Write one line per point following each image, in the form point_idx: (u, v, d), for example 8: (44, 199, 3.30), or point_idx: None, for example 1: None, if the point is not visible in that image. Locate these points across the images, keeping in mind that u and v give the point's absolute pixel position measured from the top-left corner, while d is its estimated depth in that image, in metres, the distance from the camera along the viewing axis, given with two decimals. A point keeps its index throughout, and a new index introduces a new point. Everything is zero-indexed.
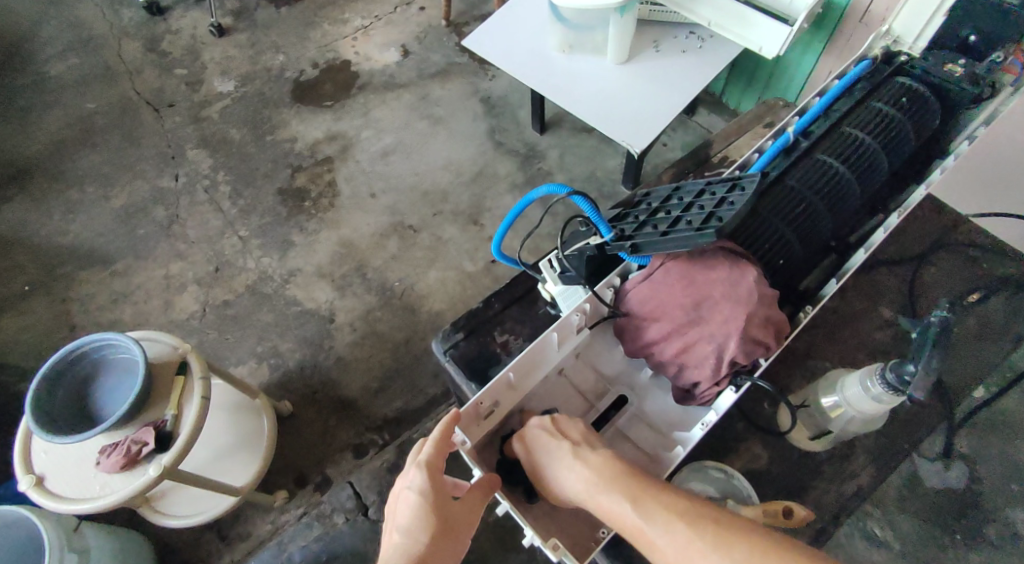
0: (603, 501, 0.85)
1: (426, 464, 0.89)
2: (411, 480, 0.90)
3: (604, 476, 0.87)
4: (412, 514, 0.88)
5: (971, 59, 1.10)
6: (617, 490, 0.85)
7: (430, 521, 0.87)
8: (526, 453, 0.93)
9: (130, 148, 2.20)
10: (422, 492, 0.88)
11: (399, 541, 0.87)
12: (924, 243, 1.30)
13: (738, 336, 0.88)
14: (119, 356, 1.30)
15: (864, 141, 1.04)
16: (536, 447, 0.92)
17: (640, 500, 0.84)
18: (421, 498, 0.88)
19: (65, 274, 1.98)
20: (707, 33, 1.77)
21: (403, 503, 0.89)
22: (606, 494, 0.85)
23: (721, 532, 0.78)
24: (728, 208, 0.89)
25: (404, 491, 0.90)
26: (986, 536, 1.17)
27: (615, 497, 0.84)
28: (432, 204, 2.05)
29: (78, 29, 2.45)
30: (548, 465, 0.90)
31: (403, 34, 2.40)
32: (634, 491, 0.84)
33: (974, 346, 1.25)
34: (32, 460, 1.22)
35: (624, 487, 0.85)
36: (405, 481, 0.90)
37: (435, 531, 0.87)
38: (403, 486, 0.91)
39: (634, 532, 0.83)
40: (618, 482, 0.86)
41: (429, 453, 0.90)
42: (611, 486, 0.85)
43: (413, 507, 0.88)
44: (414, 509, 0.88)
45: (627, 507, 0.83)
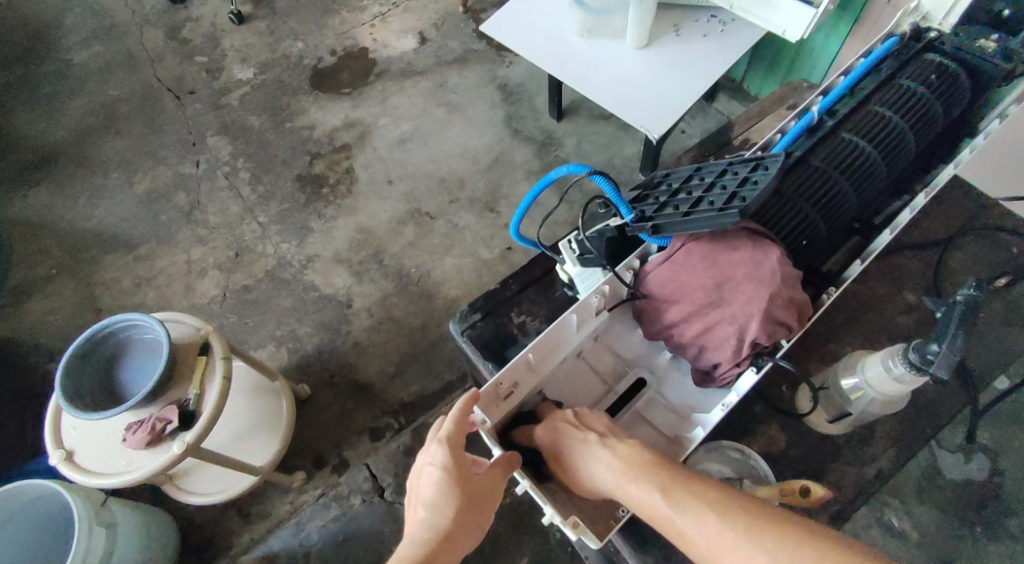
0: (633, 491, 0.86)
1: (447, 441, 0.90)
2: (434, 457, 0.90)
3: (632, 468, 0.87)
4: (436, 489, 0.89)
5: (1006, 34, 1.07)
6: (646, 482, 0.85)
7: (454, 495, 0.88)
8: (551, 442, 0.93)
9: (152, 135, 2.22)
10: (445, 468, 0.89)
11: (424, 516, 0.88)
12: (951, 227, 1.27)
13: (760, 316, 0.87)
14: (144, 336, 1.32)
15: (892, 120, 1.03)
16: (559, 439, 0.93)
17: (669, 492, 0.84)
18: (444, 474, 0.89)
19: (89, 258, 2.02)
20: (728, 17, 1.75)
21: (426, 479, 0.90)
22: (637, 486, 0.85)
23: (754, 524, 0.79)
24: (752, 187, 0.88)
25: (426, 467, 0.91)
26: (1009, 527, 1.16)
27: (645, 488, 0.85)
28: (449, 191, 2.06)
29: (100, 17, 2.47)
30: (575, 455, 0.91)
31: (420, 21, 2.40)
32: (662, 483, 0.85)
33: (1003, 331, 1.19)
34: (61, 435, 1.25)
35: (653, 476, 0.86)
36: (427, 458, 0.91)
37: (459, 505, 0.88)
38: (425, 463, 0.92)
39: (663, 521, 0.84)
40: (646, 474, 0.86)
41: (449, 430, 0.90)
42: (641, 477, 0.86)
43: (437, 483, 0.89)
44: (438, 485, 0.89)
45: (658, 498, 0.84)
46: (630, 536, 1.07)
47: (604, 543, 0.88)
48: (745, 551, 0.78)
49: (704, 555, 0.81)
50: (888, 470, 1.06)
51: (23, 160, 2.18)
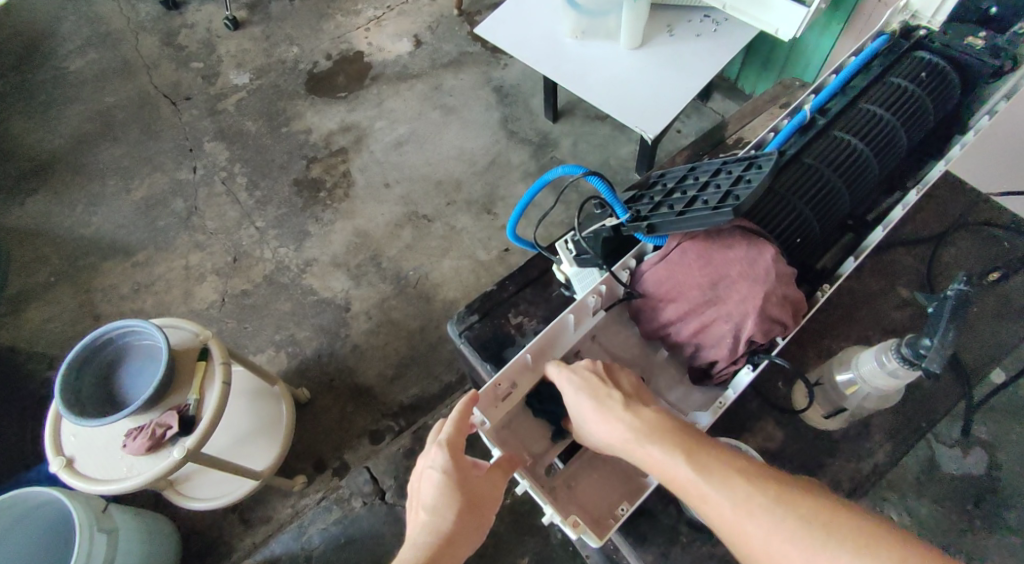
0: (654, 452, 0.84)
1: (447, 444, 0.90)
2: (434, 460, 0.91)
3: (656, 429, 0.86)
4: (436, 492, 0.89)
5: (995, 32, 1.07)
6: (672, 443, 0.84)
7: (455, 498, 0.89)
8: (575, 392, 0.92)
9: (149, 141, 2.23)
10: (445, 471, 0.90)
11: (425, 519, 0.89)
12: (944, 222, 1.28)
13: (755, 314, 0.88)
14: (143, 343, 1.33)
15: (882, 117, 1.03)
16: (587, 390, 0.92)
17: (695, 454, 0.83)
18: (444, 478, 0.89)
19: (87, 266, 2.02)
20: (721, 17, 1.76)
21: (427, 482, 0.91)
22: (662, 447, 0.84)
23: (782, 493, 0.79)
24: (745, 186, 0.89)
25: (427, 471, 0.92)
26: (1008, 522, 1.17)
27: (671, 450, 0.84)
28: (446, 194, 2.06)
29: (95, 24, 2.48)
30: (599, 409, 0.90)
31: (415, 24, 2.41)
32: (689, 445, 0.84)
33: (992, 325, 1.24)
34: (62, 442, 1.26)
35: (678, 439, 0.85)
36: (428, 462, 0.91)
37: (460, 508, 0.89)
38: (426, 466, 0.92)
39: (684, 484, 0.82)
40: (672, 437, 0.85)
41: (449, 433, 0.90)
42: (666, 438, 0.85)
43: (438, 486, 0.90)
44: (438, 488, 0.89)
45: (683, 459, 0.83)
46: (630, 534, 1.08)
47: (604, 541, 0.88)
48: (770, 518, 0.77)
49: (728, 523, 0.79)
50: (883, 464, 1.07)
51: (20, 168, 2.19)
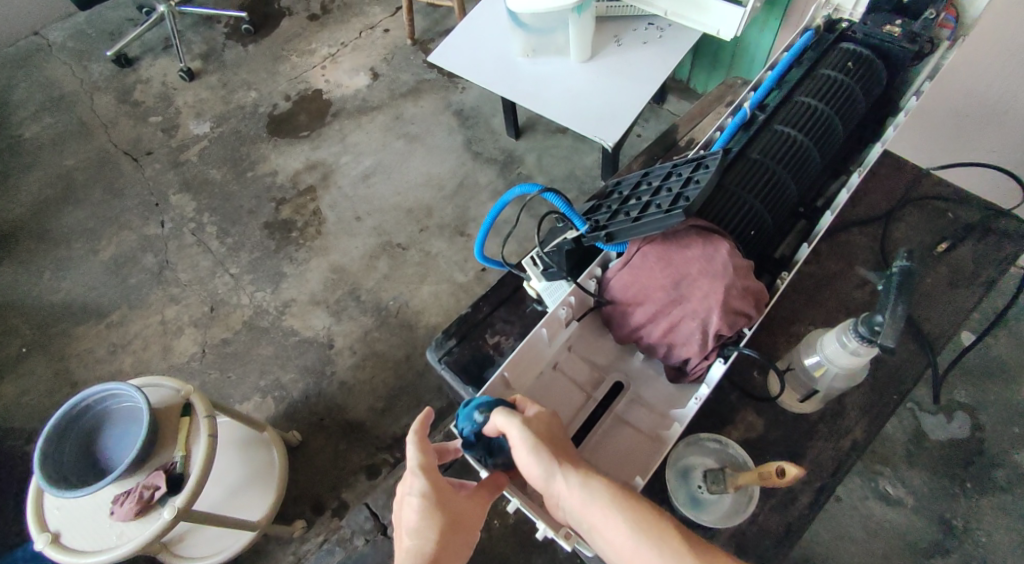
0: (609, 521, 0.80)
1: (421, 468, 0.90)
2: (412, 486, 0.89)
3: (591, 482, 0.82)
4: (417, 516, 0.87)
5: (909, 19, 1.11)
6: (634, 515, 0.79)
7: (437, 518, 0.88)
8: (524, 447, 0.85)
9: (113, 201, 2.22)
10: (424, 495, 0.89)
11: (410, 543, 0.86)
12: (891, 200, 1.28)
13: (719, 309, 0.91)
14: (123, 406, 1.32)
15: (818, 108, 1.07)
16: (533, 445, 0.84)
17: (653, 529, 0.78)
18: (425, 500, 0.88)
19: (60, 332, 2.00)
20: (665, 23, 1.81)
21: (407, 508, 0.89)
22: (607, 515, 0.80)
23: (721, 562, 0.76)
24: (695, 186, 0.92)
25: (406, 497, 0.90)
26: (997, 480, 1.45)
27: (621, 526, 0.79)
28: (418, 220, 2.08)
29: (48, 89, 2.47)
30: (547, 470, 0.84)
31: (370, 57, 2.44)
32: (650, 519, 0.79)
33: (947, 294, 1.20)
34: (46, 518, 1.24)
35: (630, 512, 0.80)
36: (406, 488, 0.90)
37: (442, 527, 0.87)
38: (404, 493, 0.90)
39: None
40: (624, 511, 0.80)
41: (419, 457, 0.90)
42: (626, 509, 0.80)
43: (418, 511, 0.88)
44: (420, 512, 0.88)
45: (639, 529, 0.78)
46: None
47: (597, 548, 0.90)
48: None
49: None
50: (863, 440, 1.08)
51: None
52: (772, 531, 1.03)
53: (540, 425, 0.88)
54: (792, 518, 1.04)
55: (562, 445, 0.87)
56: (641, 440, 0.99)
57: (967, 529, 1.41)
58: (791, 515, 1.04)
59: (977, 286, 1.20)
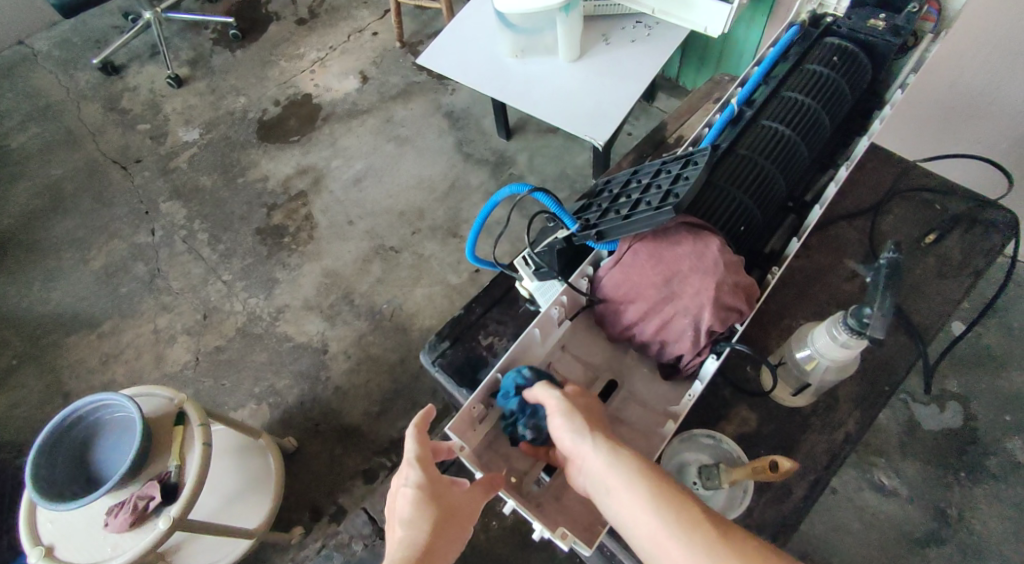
0: (628, 487, 0.80)
1: (417, 460, 0.90)
2: (407, 477, 0.89)
3: (616, 449, 0.84)
4: (411, 507, 0.87)
5: (892, 12, 1.11)
6: (655, 484, 0.80)
7: (431, 510, 0.87)
8: (559, 410, 0.89)
9: (103, 209, 2.21)
10: (419, 487, 0.88)
11: (401, 534, 0.85)
12: (879, 193, 1.28)
13: (711, 305, 0.90)
14: (115, 416, 1.31)
15: (805, 103, 1.07)
16: (566, 408, 0.88)
17: (674, 497, 0.79)
18: (419, 492, 0.88)
19: (51, 343, 1.98)
20: (653, 21, 1.81)
21: (401, 500, 0.88)
22: (626, 482, 0.81)
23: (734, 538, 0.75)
24: (684, 183, 0.92)
25: (400, 489, 0.89)
26: (991, 469, 1.46)
27: (642, 494, 0.79)
28: (410, 223, 2.07)
29: (35, 98, 2.45)
30: (578, 433, 0.86)
31: (359, 61, 2.43)
32: (672, 489, 0.79)
33: (936, 284, 1.20)
34: (38, 532, 1.23)
35: (652, 481, 0.80)
36: (400, 480, 0.90)
37: (436, 520, 0.87)
38: (398, 485, 0.90)
39: (650, 532, 0.78)
40: (642, 483, 0.80)
41: (416, 449, 0.90)
42: (648, 477, 0.81)
43: (412, 502, 0.87)
44: (413, 503, 0.87)
45: (658, 496, 0.79)
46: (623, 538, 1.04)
47: (593, 548, 0.89)
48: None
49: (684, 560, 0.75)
50: (856, 433, 1.08)
51: None
52: (769, 526, 1.03)
53: (579, 399, 0.92)
54: (788, 512, 1.04)
55: (594, 417, 0.89)
56: (636, 438, 0.99)
57: (962, 518, 1.42)
58: (786, 508, 1.04)
59: (966, 276, 1.20)
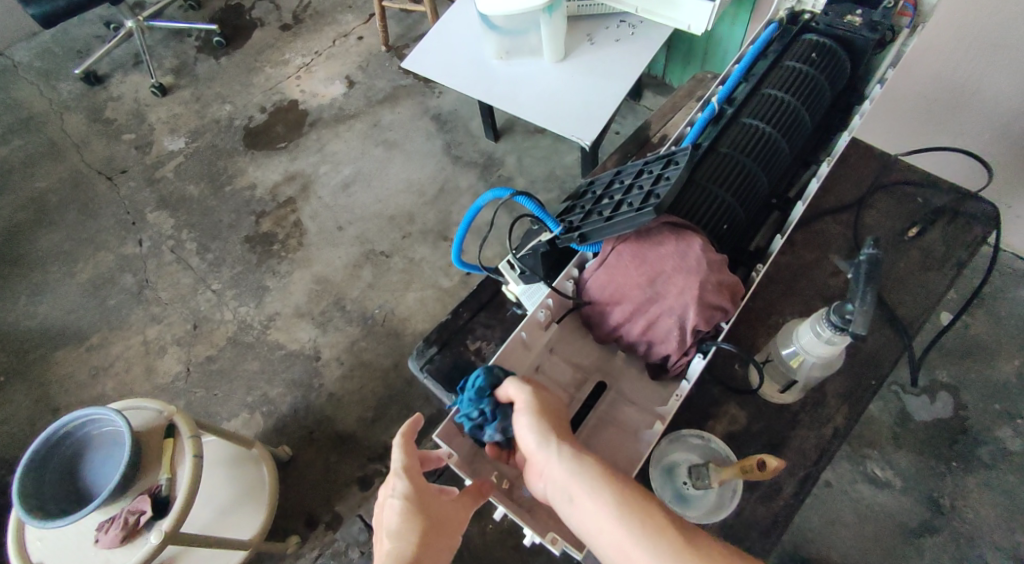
0: (595, 493, 0.80)
1: (404, 469, 0.89)
2: (394, 488, 0.89)
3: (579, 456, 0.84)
4: (398, 518, 0.86)
5: (869, 8, 1.11)
6: (621, 490, 0.80)
7: (419, 520, 0.86)
8: (527, 415, 0.88)
9: (89, 221, 2.19)
10: (406, 496, 0.88)
11: (389, 546, 0.84)
12: (862, 187, 1.29)
13: (695, 305, 0.90)
14: (105, 430, 1.29)
15: (784, 100, 1.07)
16: (534, 411, 0.87)
17: (640, 503, 0.79)
18: (407, 502, 0.87)
19: (39, 357, 1.97)
20: (637, 20, 1.81)
21: (388, 511, 0.88)
22: (590, 490, 0.80)
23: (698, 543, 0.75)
24: (665, 183, 0.92)
25: (387, 499, 0.89)
26: (982, 458, 1.46)
27: (607, 501, 0.79)
28: (400, 227, 2.07)
29: (18, 110, 2.43)
30: (542, 441, 0.86)
31: (345, 65, 2.42)
32: (637, 494, 0.80)
33: (920, 277, 1.20)
34: (28, 549, 1.22)
35: (616, 488, 0.80)
36: (388, 490, 0.89)
37: (424, 530, 0.86)
38: (386, 495, 0.89)
39: (615, 538, 0.77)
40: (609, 487, 0.80)
41: (403, 459, 0.90)
42: (613, 482, 0.81)
43: (400, 512, 0.87)
44: (401, 514, 0.87)
45: (623, 501, 0.79)
46: None
47: (585, 551, 0.88)
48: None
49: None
50: (844, 428, 1.08)
51: None
52: (760, 523, 1.03)
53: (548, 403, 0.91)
54: (779, 509, 1.04)
55: (560, 421, 0.89)
56: (626, 439, 0.99)
57: (956, 507, 1.42)
58: (777, 505, 1.03)
59: (949, 269, 1.20)
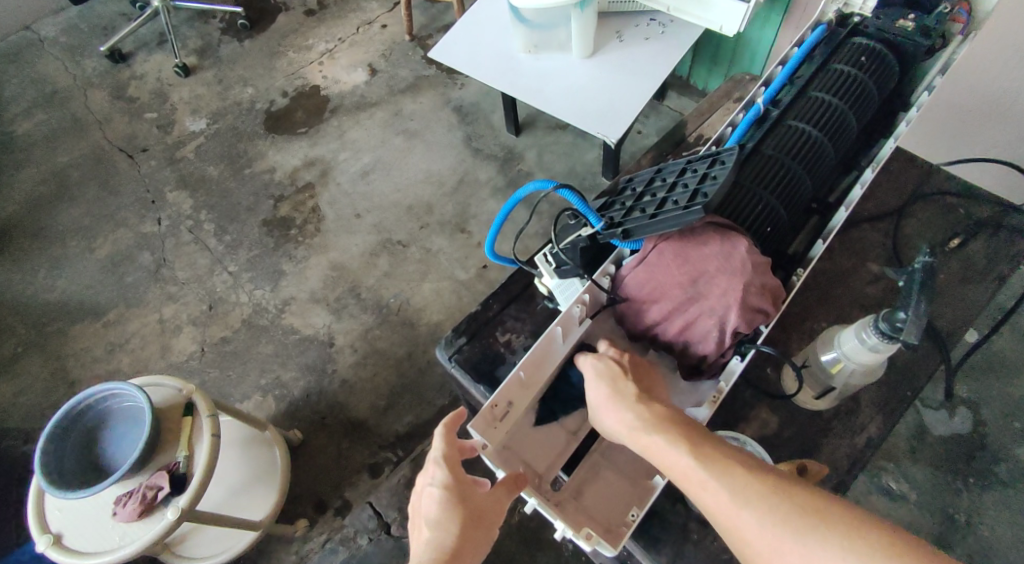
0: (650, 442, 0.84)
1: (443, 459, 0.90)
2: (433, 476, 0.90)
3: (666, 420, 0.85)
4: (437, 508, 0.88)
5: (921, 13, 1.11)
6: (669, 437, 0.83)
7: (458, 511, 0.87)
8: (594, 384, 0.94)
9: (109, 198, 2.19)
10: (445, 486, 0.89)
11: (428, 535, 0.86)
12: (902, 196, 1.28)
13: (737, 306, 0.90)
14: (124, 406, 1.30)
15: (831, 103, 1.06)
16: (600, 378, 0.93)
17: (692, 444, 0.81)
18: (446, 492, 0.88)
19: (56, 331, 1.97)
20: (667, 18, 1.80)
21: (427, 499, 0.89)
22: (696, 456, 0.80)
23: (812, 505, 0.74)
24: (712, 182, 0.91)
25: (426, 488, 0.90)
26: (999, 475, 1.46)
27: (664, 442, 0.83)
28: (418, 217, 2.06)
29: (41, 84, 2.43)
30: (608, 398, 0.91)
31: (368, 53, 2.42)
32: (684, 436, 0.82)
33: (959, 289, 1.20)
34: (47, 519, 1.22)
35: (673, 431, 0.83)
36: (426, 479, 0.90)
37: (464, 520, 0.87)
38: (424, 484, 0.90)
39: (674, 471, 0.81)
40: (666, 427, 0.84)
41: (442, 448, 0.90)
42: (663, 429, 0.84)
43: (439, 502, 0.88)
44: (440, 503, 0.88)
45: (673, 443, 0.82)
46: (642, 537, 1.04)
47: (618, 549, 0.89)
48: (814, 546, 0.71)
49: (718, 509, 0.77)
50: (877, 437, 1.08)
51: None
52: None
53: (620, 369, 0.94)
54: None
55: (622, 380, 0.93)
56: None
57: (970, 524, 1.42)
58: None
59: (988, 282, 1.20)
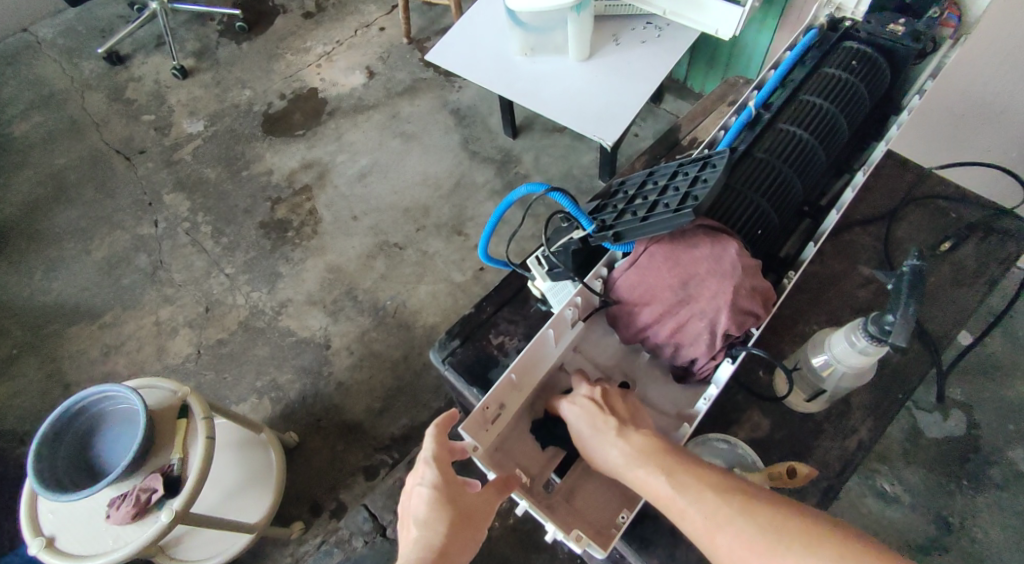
0: (632, 472, 0.86)
1: (433, 460, 0.90)
2: (423, 477, 0.89)
3: (647, 453, 0.86)
4: (426, 508, 0.88)
5: (911, 18, 1.11)
6: (649, 467, 0.85)
7: (448, 511, 0.88)
8: (576, 420, 0.93)
9: (106, 200, 2.20)
10: (435, 486, 0.89)
11: (417, 534, 0.87)
12: (894, 199, 1.28)
13: (728, 309, 0.90)
14: (118, 408, 1.30)
15: (823, 107, 1.06)
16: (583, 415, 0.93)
17: (671, 474, 0.84)
18: (436, 492, 0.88)
19: (52, 333, 1.97)
20: (663, 22, 1.81)
21: (417, 500, 0.89)
22: (674, 487, 0.83)
23: (786, 526, 0.76)
24: (703, 186, 0.91)
25: (416, 488, 0.90)
26: (993, 477, 1.46)
27: (645, 473, 0.85)
28: (415, 220, 2.07)
29: (38, 86, 2.44)
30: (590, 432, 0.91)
31: (366, 56, 2.42)
32: (665, 466, 0.85)
33: (951, 292, 1.20)
34: (40, 522, 1.22)
35: (654, 462, 0.86)
36: (416, 479, 0.90)
37: (453, 520, 0.87)
38: (414, 484, 0.91)
39: (658, 499, 0.84)
40: (647, 458, 0.86)
41: (433, 449, 0.90)
42: (643, 460, 0.86)
43: (428, 502, 0.88)
44: (429, 504, 0.88)
45: (654, 474, 0.84)
46: (633, 540, 1.04)
47: (608, 551, 0.89)
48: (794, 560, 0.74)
49: (701, 533, 0.80)
50: (869, 440, 1.08)
51: None
52: None
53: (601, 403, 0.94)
54: None
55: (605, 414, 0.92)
56: None
57: (964, 526, 1.42)
58: None
59: (979, 286, 1.20)
